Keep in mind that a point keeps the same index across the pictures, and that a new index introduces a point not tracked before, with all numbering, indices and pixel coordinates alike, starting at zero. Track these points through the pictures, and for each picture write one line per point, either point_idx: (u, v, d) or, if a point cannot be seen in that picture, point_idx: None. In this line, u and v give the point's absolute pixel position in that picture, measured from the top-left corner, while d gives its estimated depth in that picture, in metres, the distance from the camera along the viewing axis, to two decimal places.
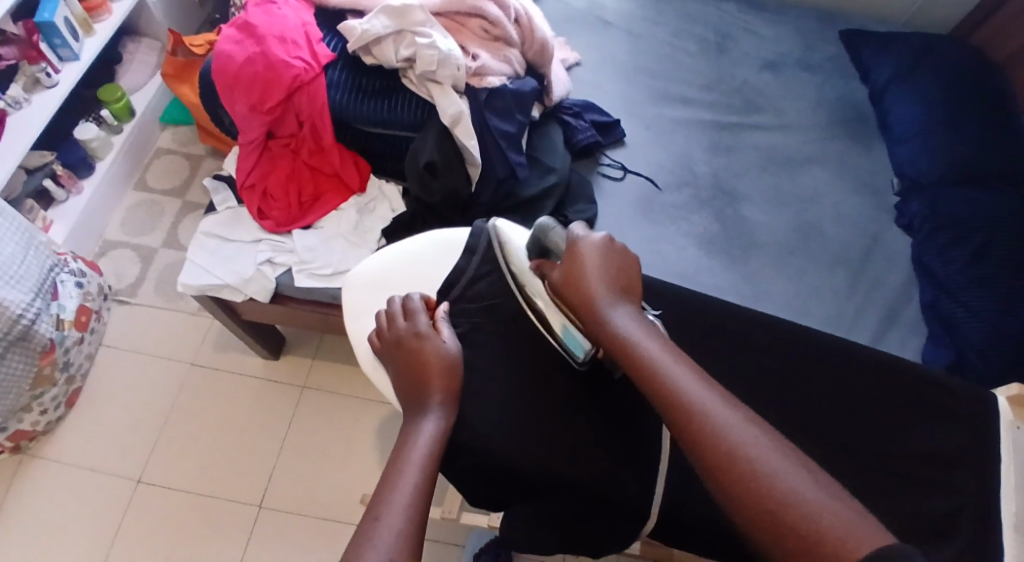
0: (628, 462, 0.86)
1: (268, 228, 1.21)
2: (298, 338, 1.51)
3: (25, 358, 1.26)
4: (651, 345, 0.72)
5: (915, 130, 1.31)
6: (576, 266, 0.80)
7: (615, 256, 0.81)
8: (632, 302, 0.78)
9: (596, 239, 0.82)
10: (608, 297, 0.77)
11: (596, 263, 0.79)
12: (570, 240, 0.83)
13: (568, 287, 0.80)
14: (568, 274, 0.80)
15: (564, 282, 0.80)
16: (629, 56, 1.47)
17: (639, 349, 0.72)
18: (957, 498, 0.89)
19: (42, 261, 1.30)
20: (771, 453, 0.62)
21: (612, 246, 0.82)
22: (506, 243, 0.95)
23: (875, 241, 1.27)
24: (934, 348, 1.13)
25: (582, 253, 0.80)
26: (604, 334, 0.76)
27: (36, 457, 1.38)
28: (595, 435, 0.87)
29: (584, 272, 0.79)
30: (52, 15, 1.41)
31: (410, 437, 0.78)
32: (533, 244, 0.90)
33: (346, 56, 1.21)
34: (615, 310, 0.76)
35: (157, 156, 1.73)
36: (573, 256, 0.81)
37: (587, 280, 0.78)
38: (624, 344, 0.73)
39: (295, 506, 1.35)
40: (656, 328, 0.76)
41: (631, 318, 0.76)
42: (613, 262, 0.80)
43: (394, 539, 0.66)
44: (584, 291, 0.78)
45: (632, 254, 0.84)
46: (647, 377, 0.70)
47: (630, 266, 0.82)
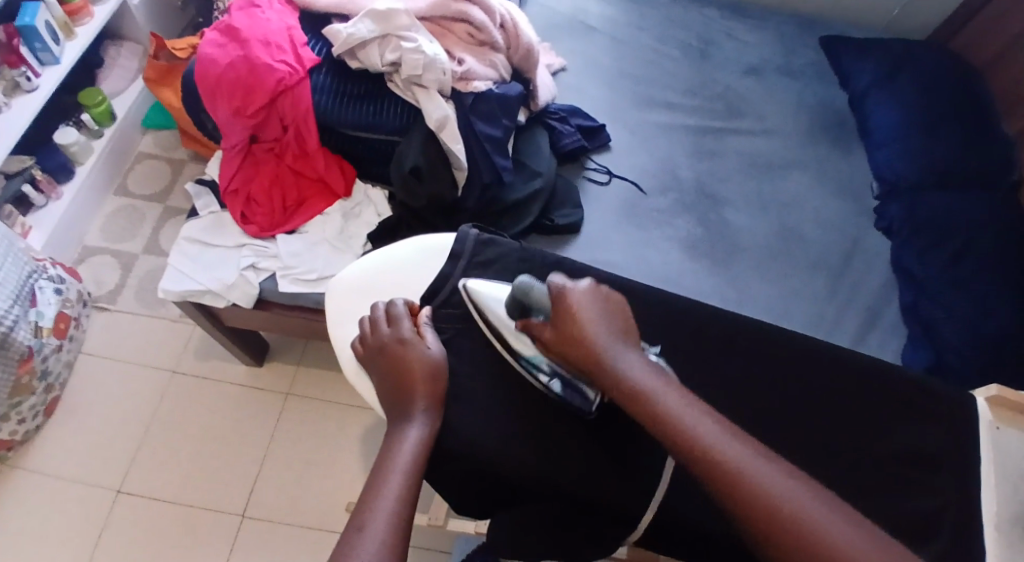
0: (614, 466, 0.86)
1: (251, 233, 1.20)
2: (281, 344, 1.50)
3: (4, 367, 1.23)
4: (663, 390, 0.73)
5: (894, 135, 1.33)
6: (569, 319, 0.80)
7: (605, 302, 0.82)
8: (633, 347, 0.79)
9: (582, 290, 0.82)
10: (611, 345, 0.78)
11: (591, 312, 0.80)
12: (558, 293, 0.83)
13: (567, 341, 0.79)
14: (564, 326, 0.80)
15: (561, 335, 0.80)
16: (613, 62, 1.47)
17: (654, 396, 0.73)
18: (939, 500, 0.91)
19: (21, 267, 1.28)
20: (808, 500, 0.64)
21: (599, 293, 0.83)
22: (482, 299, 0.91)
23: (856, 244, 1.28)
24: (913, 348, 1.14)
25: (574, 304, 0.81)
26: (614, 385, 0.75)
27: (13, 467, 1.35)
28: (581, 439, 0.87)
29: (581, 326, 0.79)
30: (33, 18, 1.39)
31: (395, 443, 0.77)
32: (514, 304, 0.87)
33: (330, 60, 1.20)
34: (619, 360, 0.77)
35: (138, 161, 1.71)
36: (563, 307, 0.81)
37: (587, 331, 0.78)
38: (637, 393, 0.73)
39: (279, 514, 1.33)
40: (661, 371, 0.77)
41: (637, 365, 0.76)
42: (606, 310, 0.81)
43: (377, 548, 0.65)
44: (587, 344, 0.78)
45: (619, 299, 0.85)
46: (666, 426, 0.70)
47: (621, 313, 0.82)
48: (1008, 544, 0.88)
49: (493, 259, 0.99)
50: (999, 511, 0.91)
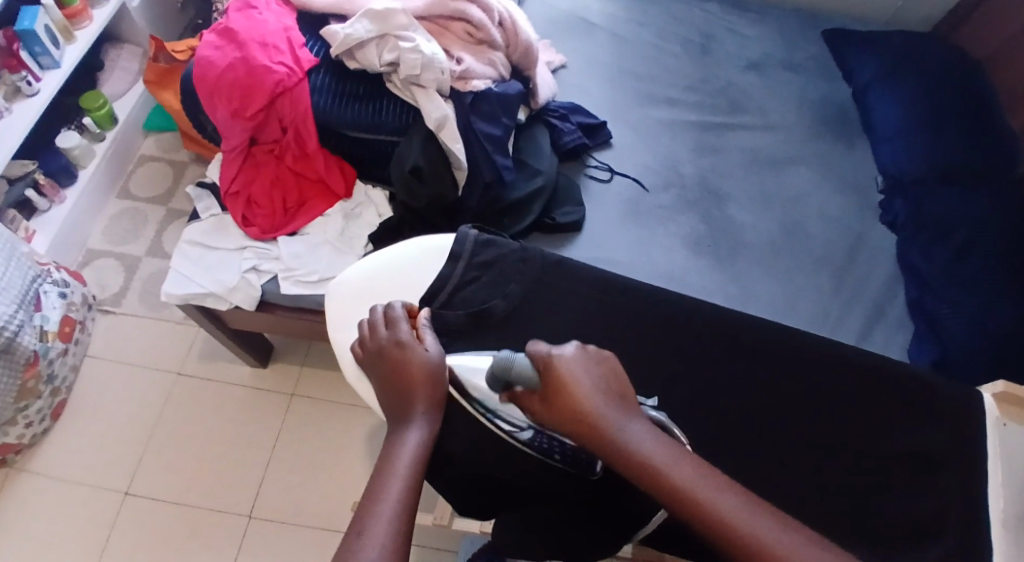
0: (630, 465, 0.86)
1: (252, 235, 1.20)
2: (285, 346, 1.50)
3: (10, 371, 1.24)
4: (681, 468, 0.69)
5: (897, 129, 1.32)
6: (562, 393, 0.74)
7: (594, 368, 0.77)
8: (634, 414, 0.75)
9: (569, 358, 0.77)
10: (614, 420, 0.73)
11: (585, 385, 0.75)
12: (543, 364, 0.77)
13: (564, 418, 0.74)
14: (559, 402, 0.74)
15: (557, 413, 0.74)
16: (614, 58, 1.47)
17: (672, 476, 0.69)
18: (944, 499, 0.91)
19: (25, 272, 1.28)
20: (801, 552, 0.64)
21: (585, 356, 0.78)
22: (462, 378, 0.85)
23: (860, 239, 1.27)
24: (920, 345, 1.13)
25: (566, 375, 0.75)
26: (626, 464, 0.71)
27: (21, 470, 1.36)
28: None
29: (577, 400, 0.74)
30: (32, 23, 1.39)
31: (394, 448, 0.77)
32: (496, 380, 0.80)
33: (329, 60, 1.19)
34: (626, 436, 0.72)
35: (140, 164, 1.71)
36: (553, 379, 0.76)
37: (585, 406, 0.73)
38: (654, 474, 0.69)
39: (285, 515, 1.33)
40: (671, 440, 0.73)
41: (645, 439, 0.72)
42: (599, 377, 0.76)
43: (378, 551, 0.65)
44: (588, 420, 0.73)
45: (606, 355, 0.80)
46: (693, 509, 0.67)
47: (611, 374, 0.78)
48: (1014, 542, 0.88)
49: (494, 259, 0.99)
50: (1006, 508, 0.90)
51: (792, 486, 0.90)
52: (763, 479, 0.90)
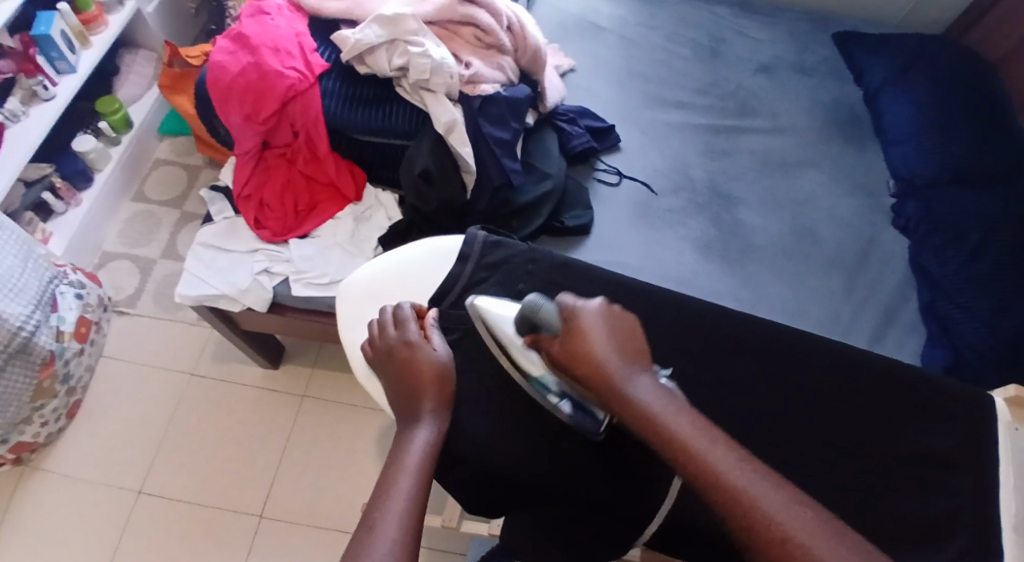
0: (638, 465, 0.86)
1: (264, 238, 1.21)
2: (296, 347, 1.52)
3: (26, 371, 1.26)
4: (679, 421, 0.70)
5: (909, 132, 1.31)
6: (579, 340, 0.76)
7: (617, 322, 0.78)
8: (647, 371, 0.76)
9: (593, 310, 0.78)
10: (625, 370, 0.74)
11: (603, 335, 0.76)
12: (567, 313, 0.79)
13: (577, 363, 0.75)
14: (576, 346, 0.76)
15: (572, 356, 0.76)
16: (623, 61, 1.47)
17: (669, 427, 0.70)
18: (955, 499, 0.90)
19: (42, 273, 1.31)
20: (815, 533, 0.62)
21: (610, 311, 0.79)
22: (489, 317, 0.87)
23: (872, 242, 1.27)
24: (932, 347, 1.13)
25: (586, 323, 0.77)
26: (627, 411, 0.72)
27: (37, 468, 1.38)
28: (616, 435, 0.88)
29: (591, 349, 0.75)
30: (49, 28, 1.42)
31: (403, 446, 0.78)
32: (524, 321, 0.82)
33: (340, 65, 1.21)
34: (633, 387, 0.73)
35: (154, 167, 1.73)
36: (573, 328, 0.77)
37: (599, 353, 0.75)
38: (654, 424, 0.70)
39: (295, 516, 1.35)
40: (678, 400, 0.73)
41: (651, 392, 0.73)
42: (619, 331, 0.77)
43: (390, 546, 0.66)
44: (598, 368, 0.74)
45: (630, 315, 0.81)
46: (683, 457, 0.68)
47: (632, 332, 0.78)
48: None
49: (502, 260, 1.00)
50: (1017, 512, 0.90)
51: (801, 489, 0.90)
52: None
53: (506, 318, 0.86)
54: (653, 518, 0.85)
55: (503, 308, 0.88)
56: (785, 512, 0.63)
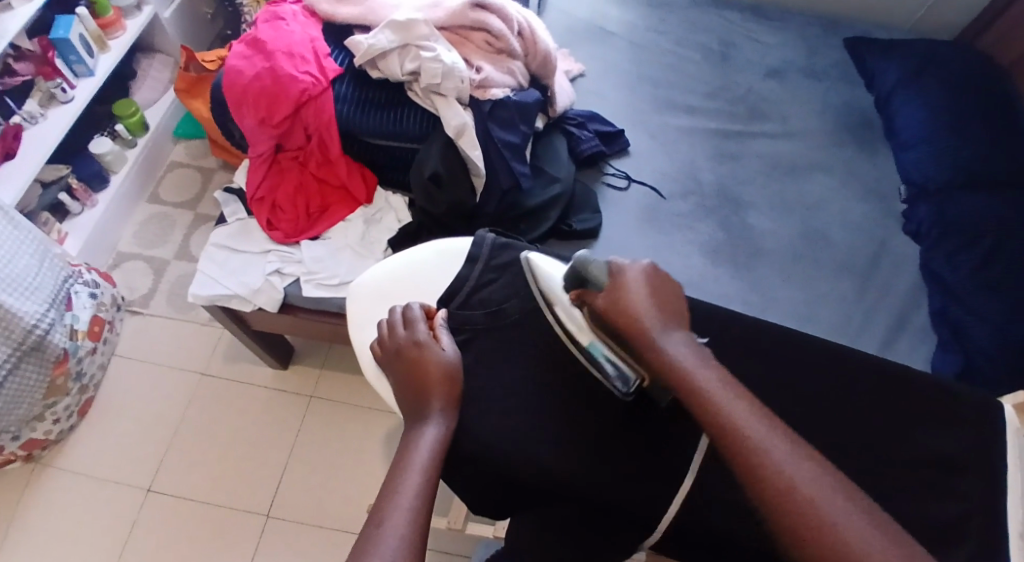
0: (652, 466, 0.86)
1: (276, 239, 1.23)
2: (307, 348, 1.53)
3: (39, 368, 1.28)
4: (707, 377, 0.72)
5: (920, 137, 1.31)
6: (622, 295, 0.78)
7: (662, 282, 0.80)
8: (685, 331, 0.77)
9: (641, 266, 0.80)
10: (662, 325, 0.76)
11: (646, 291, 0.78)
12: (615, 269, 0.81)
13: (618, 316, 0.78)
14: (619, 299, 0.78)
15: (613, 308, 0.78)
16: (633, 66, 1.48)
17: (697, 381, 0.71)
18: (967, 504, 0.90)
19: (57, 272, 1.33)
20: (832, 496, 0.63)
21: (657, 271, 0.81)
22: (540, 275, 0.93)
23: (882, 248, 1.26)
24: (944, 353, 1.13)
25: (630, 279, 0.79)
26: (660, 364, 0.74)
27: (49, 465, 1.40)
28: (635, 436, 0.88)
29: (632, 304, 0.77)
30: (67, 31, 1.44)
31: (411, 445, 0.78)
32: (572, 275, 0.86)
33: (352, 70, 1.23)
34: (667, 343, 0.75)
35: (169, 169, 1.76)
36: (618, 283, 0.79)
37: (639, 308, 0.76)
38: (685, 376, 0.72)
39: (302, 515, 1.36)
40: (713, 358, 0.74)
41: (685, 348, 0.74)
42: (663, 290, 0.79)
43: (398, 542, 0.67)
44: (637, 322, 0.76)
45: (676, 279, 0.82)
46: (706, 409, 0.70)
47: (675, 292, 0.80)
48: None
49: (510, 262, 1.00)
50: None
51: None
52: None
53: (556, 278, 0.92)
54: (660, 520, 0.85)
55: (555, 272, 0.94)
56: (801, 474, 0.64)
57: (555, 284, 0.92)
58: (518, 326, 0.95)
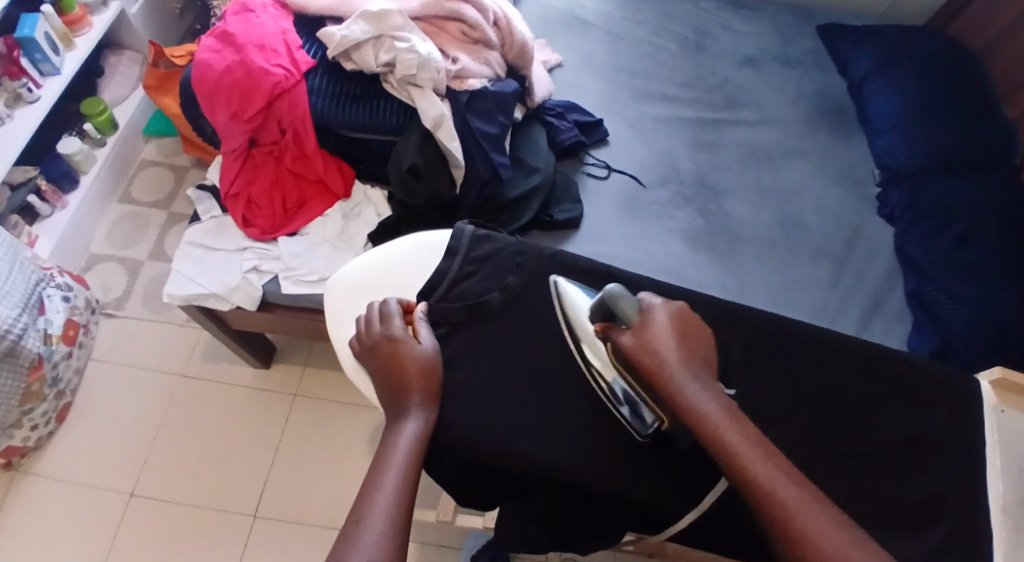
0: (640, 463, 0.86)
1: (253, 236, 1.21)
2: (288, 346, 1.51)
3: (14, 374, 1.25)
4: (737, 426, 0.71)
5: (894, 122, 1.32)
6: (648, 337, 0.76)
7: (688, 325, 0.79)
8: (709, 375, 0.76)
9: (668, 309, 0.79)
10: (693, 371, 0.74)
11: (671, 333, 0.76)
12: (644, 310, 0.79)
13: (642, 358, 0.75)
14: (647, 341, 0.76)
15: (644, 355, 0.75)
16: (609, 56, 1.48)
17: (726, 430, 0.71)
18: (943, 481, 0.92)
19: (28, 276, 1.30)
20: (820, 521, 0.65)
21: (682, 314, 0.79)
22: (570, 303, 0.89)
23: (859, 232, 1.28)
24: (919, 334, 1.14)
25: (664, 330, 0.76)
26: (682, 410, 0.73)
27: (27, 473, 1.37)
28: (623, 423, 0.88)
29: (658, 349, 0.75)
30: (32, 30, 1.40)
31: (391, 440, 0.78)
32: (598, 308, 0.81)
33: (326, 61, 1.21)
34: (689, 388, 0.73)
35: (141, 169, 1.72)
36: (645, 324, 0.77)
37: (664, 353, 0.75)
38: (707, 424, 0.71)
39: (288, 514, 1.34)
40: (733, 406, 0.74)
41: (713, 396, 0.74)
42: (691, 337, 0.78)
43: (380, 536, 0.67)
44: (660, 365, 0.74)
45: (700, 319, 0.81)
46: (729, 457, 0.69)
47: (699, 335, 0.79)
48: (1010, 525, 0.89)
49: (490, 253, 0.99)
50: (1003, 495, 0.92)
51: None
52: None
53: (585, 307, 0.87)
54: (666, 528, 0.87)
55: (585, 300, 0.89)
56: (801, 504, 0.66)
57: (584, 314, 0.87)
58: (498, 317, 0.95)
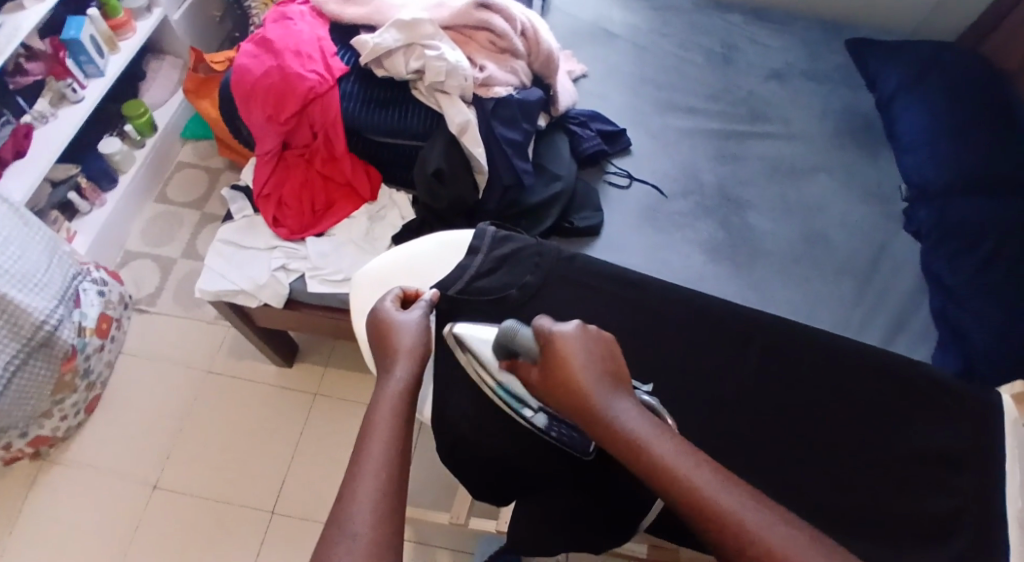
0: None
1: (282, 235, 1.24)
2: (312, 346, 1.54)
3: (47, 364, 1.30)
4: (650, 432, 0.67)
5: (923, 139, 1.32)
6: (556, 365, 0.72)
7: (596, 345, 0.74)
8: (625, 397, 0.71)
9: (568, 330, 0.75)
10: (601, 385, 0.71)
11: (578, 357, 0.72)
12: (543, 338, 0.75)
13: (554, 392, 0.72)
14: (553, 374, 0.73)
15: (547, 373, 0.73)
16: (636, 68, 1.50)
17: (637, 434, 0.67)
18: (963, 497, 0.90)
19: (66, 269, 1.34)
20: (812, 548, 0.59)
21: (587, 334, 0.75)
22: (472, 344, 0.87)
23: (884, 248, 1.27)
24: (943, 351, 1.13)
25: (564, 344, 0.73)
26: (612, 441, 0.68)
27: (55, 462, 1.42)
28: None
29: (568, 377, 0.71)
30: (78, 33, 1.46)
31: (377, 403, 0.75)
32: (499, 345, 0.81)
33: (358, 68, 1.24)
34: (613, 417, 0.69)
35: (177, 170, 1.78)
36: (551, 353, 0.74)
37: (575, 382, 0.71)
38: (638, 451, 0.66)
39: (307, 511, 1.37)
40: (661, 426, 0.69)
41: (629, 406, 0.70)
42: (599, 351, 0.74)
43: (369, 510, 0.64)
44: (574, 397, 0.70)
45: (610, 336, 0.77)
46: (645, 456, 0.66)
47: (609, 354, 0.74)
48: None
49: (512, 252, 1.01)
50: None
51: (810, 489, 0.91)
52: (771, 474, 0.91)
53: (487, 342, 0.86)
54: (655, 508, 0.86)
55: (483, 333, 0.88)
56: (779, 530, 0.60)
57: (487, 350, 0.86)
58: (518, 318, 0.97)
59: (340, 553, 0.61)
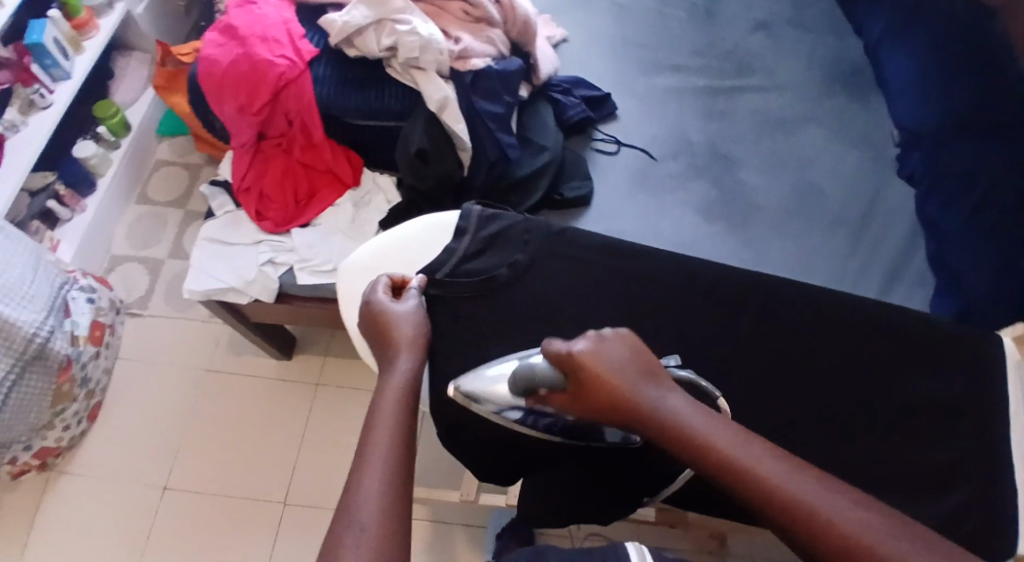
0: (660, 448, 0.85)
1: (266, 229, 1.22)
2: (309, 336, 1.53)
3: (42, 376, 1.28)
4: (712, 428, 0.65)
5: (910, 81, 1.27)
6: (592, 388, 0.69)
7: (619, 354, 0.71)
8: (672, 399, 0.69)
9: (584, 348, 0.72)
10: (641, 390, 0.68)
11: (610, 373, 0.69)
12: (563, 362, 0.72)
13: (601, 414, 0.69)
14: (592, 398, 0.69)
15: (582, 398, 0.70)
16: (616, 28, 1.45)
17: (700, 436, 0.64)
18: (969, 443, 0.90)
19: (52, 279, 1.31)
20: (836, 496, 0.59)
21: (605, 344, 0.72)
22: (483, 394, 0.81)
23: (878, 196, 1.25)
24: (942, 296, 1.12)
25: (588, 362, 0.70)
26: (680, 453, 0.65)
27: (63, 472, 1.41)
28: None
29: (611, 396, 0.68)
30: (41, 36, 1.42)
31: (382, 393, 0.74)
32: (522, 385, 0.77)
33: (329, 50, 1.20)
34: (671, 423, 0.66)
35: (156, 169, 1.74)
36: (581, 378, 0.70)
37: (619, 398, 0.68)
38: (709, 456, 0.63)
39: (318, 500, 1.37)
40: (719, 419, 0.66)
41: (679, 409, 0.67)
42: (626, 358, 0.71)
43: (374, 499, 0.63)
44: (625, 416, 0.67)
45: (627, 338, 0.74)
46: (716, 458, 0.63)
47: (636, 359, 0.72)
48: None
49: (500, 232, 0.99)
50: None
51: (819, 447, 0.90)
52: (777, 434, 0.90)
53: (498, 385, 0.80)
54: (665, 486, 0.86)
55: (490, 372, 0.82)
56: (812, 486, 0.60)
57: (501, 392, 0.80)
58: (512, 298, 0.95)
59: (348, 544, 0.60)
